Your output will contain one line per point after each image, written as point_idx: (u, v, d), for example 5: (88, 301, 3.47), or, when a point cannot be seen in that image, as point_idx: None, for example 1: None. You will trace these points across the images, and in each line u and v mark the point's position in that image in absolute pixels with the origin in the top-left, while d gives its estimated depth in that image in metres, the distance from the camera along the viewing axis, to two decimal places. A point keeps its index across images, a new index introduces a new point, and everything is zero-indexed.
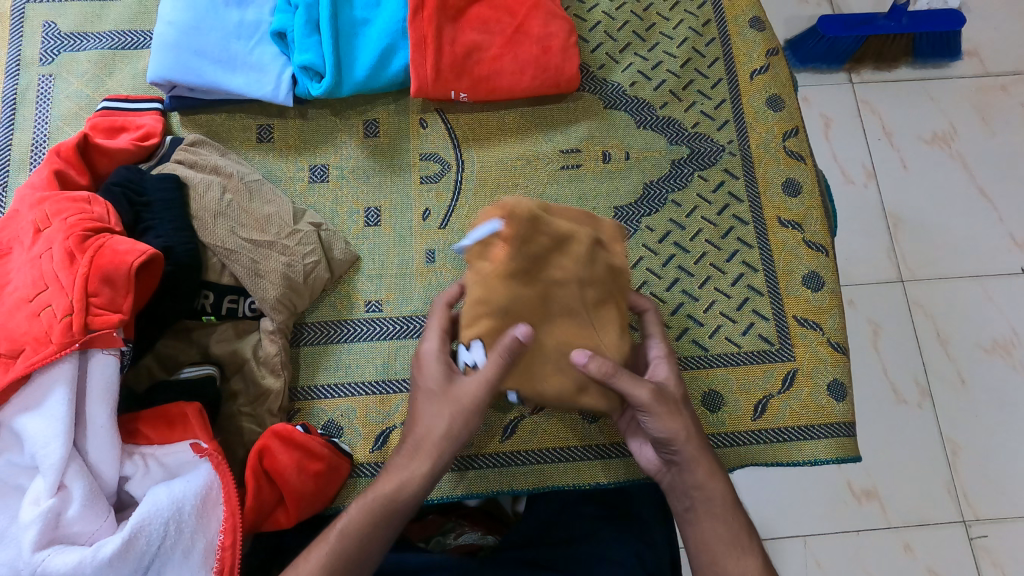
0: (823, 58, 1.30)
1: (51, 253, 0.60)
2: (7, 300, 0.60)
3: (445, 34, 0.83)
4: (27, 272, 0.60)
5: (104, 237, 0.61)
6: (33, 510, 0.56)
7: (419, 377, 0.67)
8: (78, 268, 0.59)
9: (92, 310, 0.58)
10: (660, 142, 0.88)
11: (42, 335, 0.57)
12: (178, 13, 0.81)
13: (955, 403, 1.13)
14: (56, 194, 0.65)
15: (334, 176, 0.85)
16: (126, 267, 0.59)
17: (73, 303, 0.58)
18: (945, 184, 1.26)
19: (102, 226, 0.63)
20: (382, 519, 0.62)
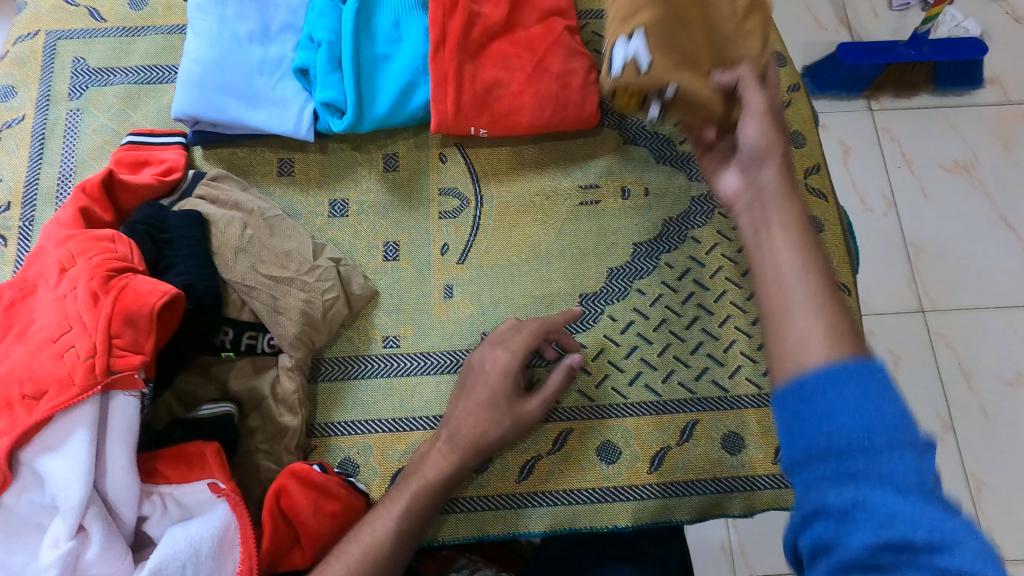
0: (843, 86, 1.29)
1: (76, 294, 0.60)
2: (32, 340, 0.60)
3: (466, 70, 0.83)
4: (52, 312, 0.61)
5: (127, 278, 0.62)
6: (52, 552, 0.56)
7: (483, 367, 0.74)
8: (101, 309, 0.59)
9: (115, 352, 0.59)
10: (680, 179, 0.87)
11: (66, 377, 0.57)
12: (202, 50, 0.82)
13: (979, 439, 1.11)
14: (82, 233, 0.66)
15: (354, 211, 0.86)
16: (148, 307, 0.60)
17: (97, 345, 0.58)
18: (968, 214, 1.24)
19: (126, 266, 0.64)
20: (435, 492, 0.69)
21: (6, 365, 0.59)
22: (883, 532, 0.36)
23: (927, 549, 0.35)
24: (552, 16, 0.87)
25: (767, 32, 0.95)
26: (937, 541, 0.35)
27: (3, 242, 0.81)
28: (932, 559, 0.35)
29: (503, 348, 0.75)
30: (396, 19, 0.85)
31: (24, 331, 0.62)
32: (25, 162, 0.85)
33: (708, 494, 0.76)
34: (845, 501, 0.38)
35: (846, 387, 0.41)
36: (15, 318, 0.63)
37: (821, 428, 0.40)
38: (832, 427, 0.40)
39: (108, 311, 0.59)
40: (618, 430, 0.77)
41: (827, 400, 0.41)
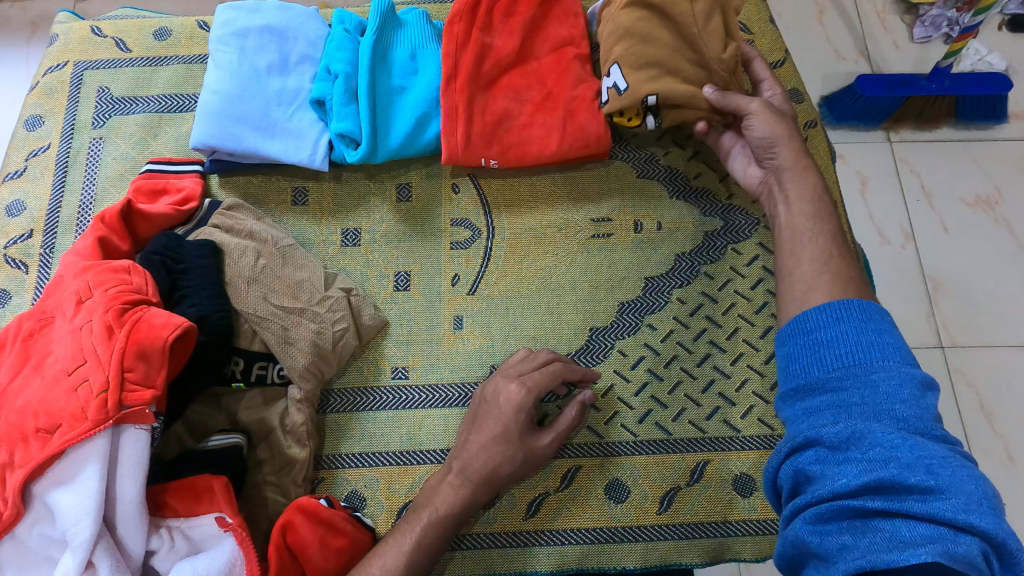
0: (861, 118, 1.28)
1: (92, 327, 0.61)
2: (47, 373, 0.61)
3: (477, 102, 0.83)
4: (68, 345, 0.61)
5: (141, 311, 0.62)
6: None
7: (496, 399, 0.73)
8: (115, 343, 0.60)
9: (127, 386, 0.59)
10: (694, 214, 0.87)
11: (79, 411, 0.58)
12: (222, 81, 0.83)
13: (1001, 481, 1.08)
14: (99, 264, 0.67)
15: (366, 240, 0.86)
16: (161, 341, 0.60)
17: (110, 379, 0.58)
18: (989, 250, 1.22)
19: (141, 298, 0.64)
20: (450, 526, 0.69)
21: (22, 398, 0.60)
22: (878, 471, 0.46)
23: (922, 492, 0.44)
24: (565, 46, 0.87)
25: (785, 68, 0.95)
26: (931, 485, 0.44)
27: (24, 269, 0.82)
28: (925, 499, 0.44)
29: (517, 380, 0.73)
30: (412, 52, 0.86)
31: (40, 363, 0.62)
32: (48, 190, 0.86)
33: (717, 538, 0.74)
34: (839, 434, 0.50)
35: (843, 322, 0.56)
36: (31, 349, 0.64)
37: (825, 360, 0.55)
38: (829, 359, 0.54)
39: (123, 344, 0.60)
40: (628, 468, 0.76)
41: (824, 331, 0.56)
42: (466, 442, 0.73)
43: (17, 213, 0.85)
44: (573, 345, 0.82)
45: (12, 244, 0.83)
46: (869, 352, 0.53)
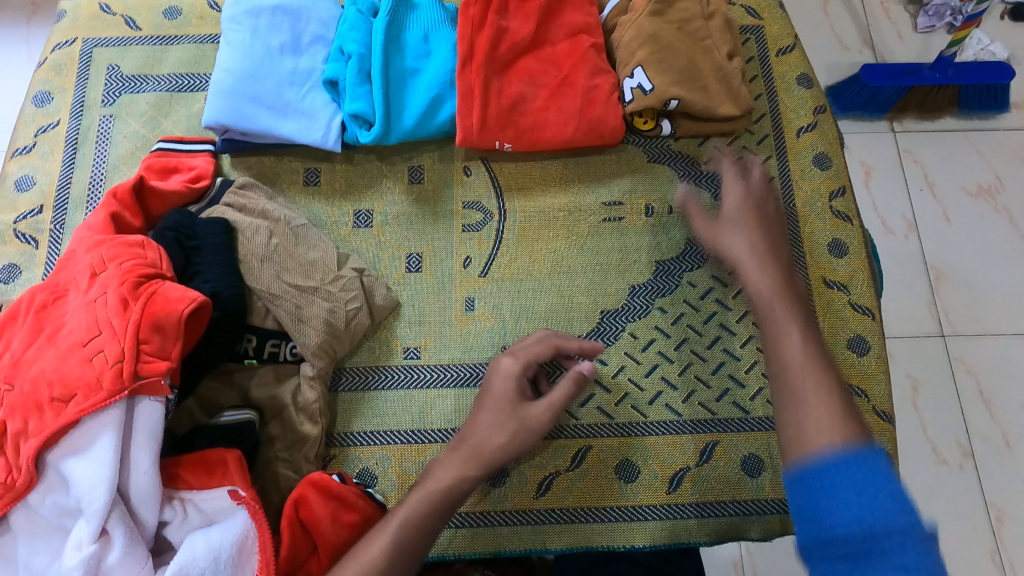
0: (866, 108, 1.29)
1: (107, 299, 0.61)
2: (61, 344, 0.61)
3: (492, 85, 0.83)
4: (82, 316, 0.61)
5: (157, 283, 0.63)
6: (75, 555, 0.57)
7: (495, 377, 0.73)
8: (130, 315, 0.60)
9: (142, 358, 0.59)
10: (704, 198, 0.87)
11: (95, 382, 0.58)
12: (235, 60, 0.83)
13: (1001, 469, 1.09)
14: (112, 238, 0.67)
15: (378, 222, 0.86)
16: (177, 314, 0.60)
17: (124, 351, 0.58)
18: (991, 240, 1.23)
19: (155, 272, 0.64)
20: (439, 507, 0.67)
21: (35, 367, 0.60)
22: None
23: None
24: (580, 33, 0.87)
25: (794, 54, 0.95)
26: None
27: (34, 244, 0.82)
28: None
29: (515, 358, 0.74)
30: (425, 34, 0.86)
31: (53, 334, 0.62)
32: (58, 166, 0.86)
33: (725, 517, 0.75)
34: None
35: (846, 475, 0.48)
36: (44, 320, 0.64)
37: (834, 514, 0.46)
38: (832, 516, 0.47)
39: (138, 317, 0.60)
40: (638, 449, 0.77)
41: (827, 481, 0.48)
42: (429, 469, 0.70)
43: (26, 189, 0.85)
44: (583, 327, 0.82)
45: (21, 219, 0.83)
46: (871, 513, 0.45)
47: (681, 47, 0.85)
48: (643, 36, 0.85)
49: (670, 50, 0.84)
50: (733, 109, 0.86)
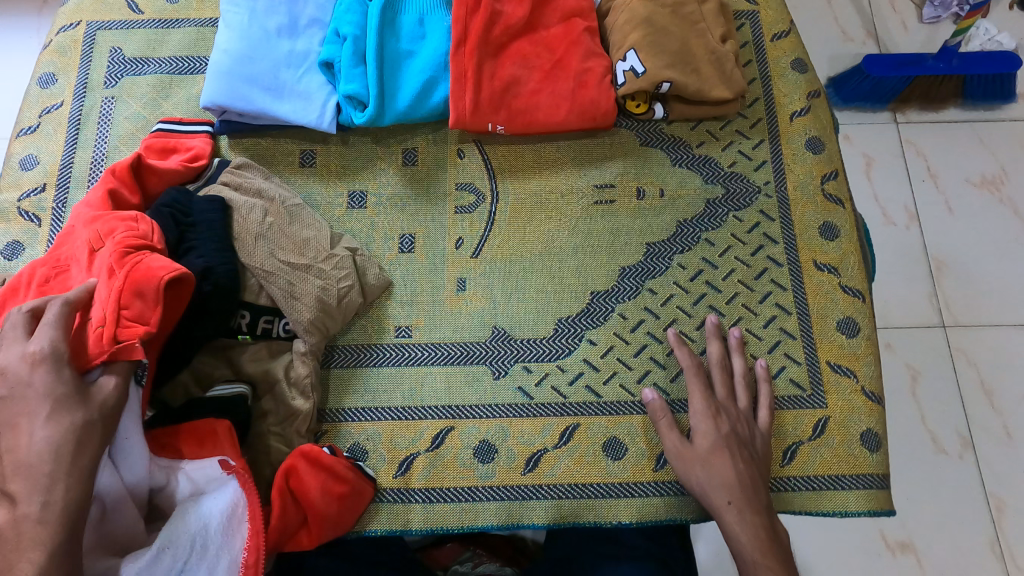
0: (867, 98, 1.28)
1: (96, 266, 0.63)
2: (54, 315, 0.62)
3: (485, 68, 0.84)
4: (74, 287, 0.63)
5: (143, 254, 0.64)
6: None
7: None
8: (115, 281, 0.62)
9: (123, 322, 0.61)
10: (696, 181, 0.88)
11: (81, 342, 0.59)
12: (233, 42, 0.84)
13: (1000, 458, 1.09)
14: (107, 214, 0.69)
15: (372, 203, 0.87)
16: (156, 281, 0.62)
17: (109, 314, 0.60)
18: (993, 229, 1.22)
19: (144, 243, 0.66)
20: None
21: None
22: None
23: None
24: (574, 17, 0.88)
25: (788, 39, 0.95)
26: None
27: (36, 222, 0.84)
28: None
29: None
30: (420, 17, 0.87)
31: None
32: (61, 146, 0.88)
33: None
34: None
35: None
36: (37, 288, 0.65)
37: None
38: None
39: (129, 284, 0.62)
40: (626, 427, 0.78)
41: None
42: None
43: (30, 168, 0.87)
44: (574, 308, 0.83)
45: (25, 197, 0.85)
46: None
47: (673, 30, 0.85)
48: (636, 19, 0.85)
49: (662, 33, 0.85)
50: (725, 93, 0.86)
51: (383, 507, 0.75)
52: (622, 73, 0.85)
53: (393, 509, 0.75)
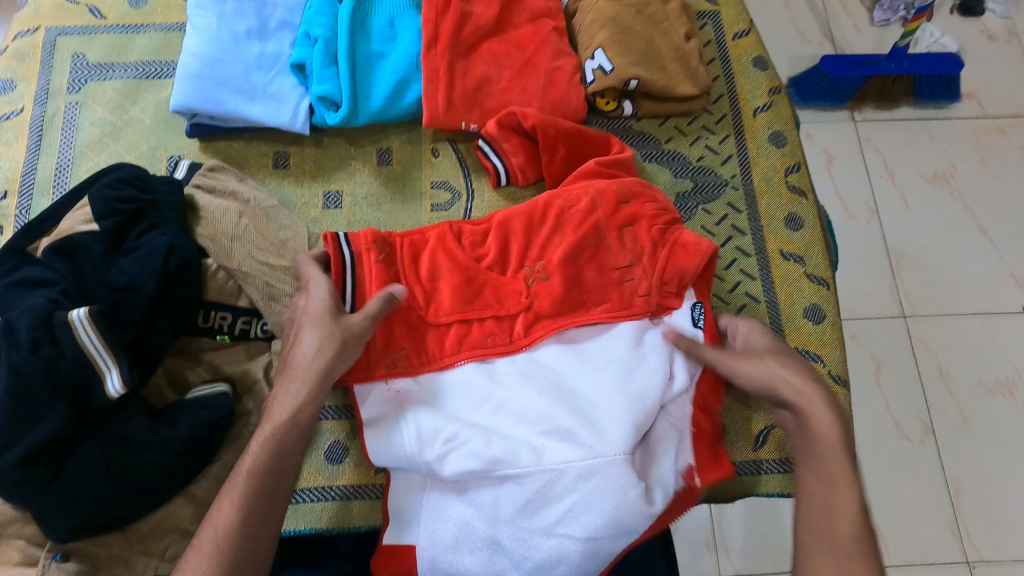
0: (826, 98, 1.33)
1: (529, 217, 0.77)
2: (424, 287, 0.73)
3: (457, 68, 0.86)
4: (442, 266, 0.74)
5: (441, 254, 0.75)
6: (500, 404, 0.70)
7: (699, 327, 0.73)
8: (476, 259, 0.76)
9: (433, 298, 0.73)
10: (666, 175, 0.90)
11: (543, 281, 0.74)
12: (201, 45, 0.85)
13: (957, 441, 1.13)
14: (523, 147, 0.84)
15: (347, 203, 0.87)
16: (454, 264, 0.74)
17: (445, 292, 0.73)
18: (945, 222, 1.27)
19: (545, 224, 0.77)
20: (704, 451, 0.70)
21: (438, 295, 0.74)
22: None
23: None
24: (542, 18, 0.90)
25: (749, 39, 0.99)
26: None
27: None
28: None
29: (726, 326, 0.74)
30: (390, 19, 0.89)
31: (424, 289, 0.73)
32: (23, 153, 0.86)
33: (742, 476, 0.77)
34: None
35: None
36: (386, 258, 0.73)
37: None
38: None
39: (471, 272, 0.74)
40: None
41: None
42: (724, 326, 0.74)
43: None
44: None
45: None
46: None
47: (636, 29, 0.88)
48: (601, 22, 0.88)
49: (628, 33, 0.87)
50: (691, 90, 0.89)
51: (361, 503, 0.73)
52: (591, 72, 0.87)
53: (375, 506, 0.73)
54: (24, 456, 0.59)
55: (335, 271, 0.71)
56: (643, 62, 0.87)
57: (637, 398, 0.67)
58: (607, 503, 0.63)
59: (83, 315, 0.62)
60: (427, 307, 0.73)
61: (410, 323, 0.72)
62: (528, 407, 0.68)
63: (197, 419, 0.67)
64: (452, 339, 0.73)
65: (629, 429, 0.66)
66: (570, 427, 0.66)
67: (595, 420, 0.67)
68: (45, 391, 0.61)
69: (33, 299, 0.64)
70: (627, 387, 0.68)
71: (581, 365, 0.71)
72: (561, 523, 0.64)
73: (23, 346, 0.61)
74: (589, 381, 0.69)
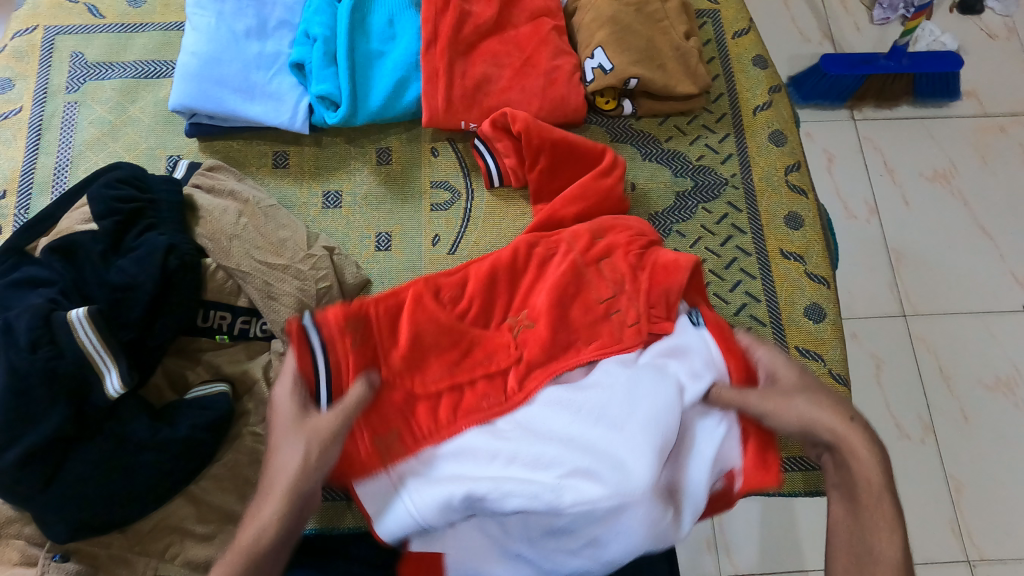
0: (825, 96, 1.32)
1: (504, 265, 0.73)
2: (405, 349, 0.67)
3: (456, 67, 0.86)
4: (417, 325, 0.68)
5: (416, 310, 0.69)
6: (507, 452, 0.64)
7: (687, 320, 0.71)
8: (455, 314, 0.71)
9: (415, 358, 0.68)
10: (665, 174, 0.90)
11: (529, 330, 0.71)
12: (201, 44, 0.85)
13: (958, 440, 1.13)
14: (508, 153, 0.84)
15: (347, 203, 0.87)
16: (431, 320, 0.69)
17: (426, 350, 0.68)
18: (945, 220, 1.27)
19: (521, 269, 0.74)
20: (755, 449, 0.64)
21: (419, 354, 0.68)
22: None
23: None
24: (542, 17, 0.90)
25: (748, 37, 0.99)
26: None
27: None
28: None
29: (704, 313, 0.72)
30: (390, 18, 0.89)
31: (404, 351, 0.67)
32: (22, 152, 0.86)
33: None
34: None
35: None
36: (356, 310, 0.66)
37: None
38: None
39: (452, 328, 0.69)
40: None
41: None
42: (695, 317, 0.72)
43: None
44: None
45: None
46: None
47: (635, 28, 0.87)
48: (601, 21, 0.88)
49: (627, 32, 0.87)
50: (690, 88, 0.89)
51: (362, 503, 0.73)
52: (591, 71, 0.87)
53: None
54: (23, 456, 0.59)
55: (296, 347, 0.63)
56: (643, 61, 0.87)
57: (659, 420, 0.62)
58: (638, 534, 0.60)
59: (83, 315, 0.62)
60: (411, 367, 0.67)
61: (403, 399, 0.67)
62: (538, 448, 0.64)
63: (196, 419, 0.67)
64: (446, 408, 0.67)
65: (653, 459, 0.60)
66: (589, 464, 0.61)
67: (609, 453, 0.61)
68: (44, 390, 0.60)
69: (33, 298, 0.64)
70: (647, 413, 0.62)
71: (581, 403, 0.65)
72: (591, 546, 0.62)
73: (22, 346, 0.61)
74: (597, 415, 0.64)
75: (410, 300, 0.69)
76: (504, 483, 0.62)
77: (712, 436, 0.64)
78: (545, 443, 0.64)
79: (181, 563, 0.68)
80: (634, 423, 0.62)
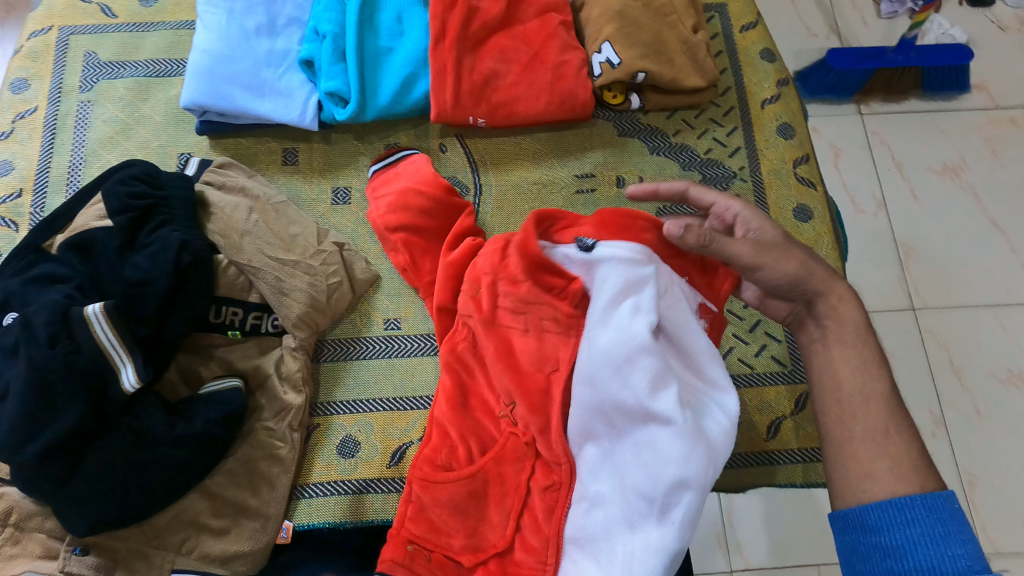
0: (833, 91, 1.32)
1: (457, 385, 0.71)
2: (452, 515, 0.66)
3: (464, 63, 0.86)
4: (449, 495, 0.67)
5: (431, 484, 0.67)
6: (589, 506, 0.63)
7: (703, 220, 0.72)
8: (465, 460, 0.68)
9: (462, 512, 0.67)
10: (674, 168, 0.90)
11: (513, 412, 0.67)
12: (211, 42, 0.85)
13: (970, 433, 1.12)
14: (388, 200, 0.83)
15: (356, 199, 0.87)
16: (444, 478, 0.67)
17: (461, 496, 0.67)
18: (955, 213, 1.27)
19: (488, 373, 0.70)
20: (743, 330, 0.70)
21: (459, 502, 0.67)
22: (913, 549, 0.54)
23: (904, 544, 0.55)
24: (549, 12, 0.90)
25: (756, 31, 0.99)
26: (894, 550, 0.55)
27: (14, 228, 0.82)
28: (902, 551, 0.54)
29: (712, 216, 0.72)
30: (397, 14, 0.89)
31: (455, 513, 0.66)
32: (37, 151, 0.87)
33: (755, 468, 0.77)
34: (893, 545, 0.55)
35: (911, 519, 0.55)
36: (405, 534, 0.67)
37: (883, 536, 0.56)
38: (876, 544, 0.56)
39: (471, 475, 0.67)
40: None
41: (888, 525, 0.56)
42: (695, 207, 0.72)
43: (4, 173, 0.85)
44: None
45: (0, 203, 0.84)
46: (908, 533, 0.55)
47: (643, 22, 0.87)
48: (608, 15, 0.88)
49: (635, 26, 0.87)
50: (698, 82, 0.89)
51: (375, 497, 0.73)
52: (598, 66, 0.88)
53: (387, 500, 0.73)
54: (43, 450, 0.60)
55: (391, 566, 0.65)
56: (650, 55, 0.87)
57: (635, 362, 0.61)
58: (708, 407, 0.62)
59: (99, 310, 0.63)
60: (463, 507, 0.67)
61: (507, 549, 0.66)
62: (599, 481, 0.63)
63: (211, 414, 0.68)
64: (533, 532, 0.65)
65: (660, 385, 0.60)
66: (635, 435, 0.62)
67: (648, 426, 0.61)
68: (62, 385, 0.61)
69: (51, 295, 0.65)
70: (624, 366, 0.61)
71: (601, 435, 0.64)
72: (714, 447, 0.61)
73: (40, 341, 0.61)
74: (614, 421, 0.63)
75: (417, 500, 0.67)
76: (629, 555, 0.59)
77: (681, 316, 0.65)
78: (604, 481, 0.63)
79: (198, 557, 0.68)
80: (632, 384, 0.61)
